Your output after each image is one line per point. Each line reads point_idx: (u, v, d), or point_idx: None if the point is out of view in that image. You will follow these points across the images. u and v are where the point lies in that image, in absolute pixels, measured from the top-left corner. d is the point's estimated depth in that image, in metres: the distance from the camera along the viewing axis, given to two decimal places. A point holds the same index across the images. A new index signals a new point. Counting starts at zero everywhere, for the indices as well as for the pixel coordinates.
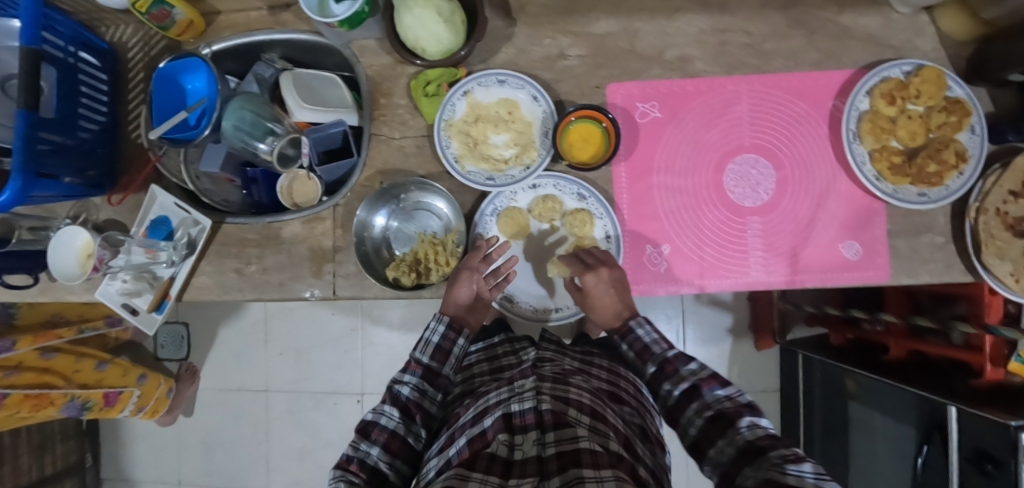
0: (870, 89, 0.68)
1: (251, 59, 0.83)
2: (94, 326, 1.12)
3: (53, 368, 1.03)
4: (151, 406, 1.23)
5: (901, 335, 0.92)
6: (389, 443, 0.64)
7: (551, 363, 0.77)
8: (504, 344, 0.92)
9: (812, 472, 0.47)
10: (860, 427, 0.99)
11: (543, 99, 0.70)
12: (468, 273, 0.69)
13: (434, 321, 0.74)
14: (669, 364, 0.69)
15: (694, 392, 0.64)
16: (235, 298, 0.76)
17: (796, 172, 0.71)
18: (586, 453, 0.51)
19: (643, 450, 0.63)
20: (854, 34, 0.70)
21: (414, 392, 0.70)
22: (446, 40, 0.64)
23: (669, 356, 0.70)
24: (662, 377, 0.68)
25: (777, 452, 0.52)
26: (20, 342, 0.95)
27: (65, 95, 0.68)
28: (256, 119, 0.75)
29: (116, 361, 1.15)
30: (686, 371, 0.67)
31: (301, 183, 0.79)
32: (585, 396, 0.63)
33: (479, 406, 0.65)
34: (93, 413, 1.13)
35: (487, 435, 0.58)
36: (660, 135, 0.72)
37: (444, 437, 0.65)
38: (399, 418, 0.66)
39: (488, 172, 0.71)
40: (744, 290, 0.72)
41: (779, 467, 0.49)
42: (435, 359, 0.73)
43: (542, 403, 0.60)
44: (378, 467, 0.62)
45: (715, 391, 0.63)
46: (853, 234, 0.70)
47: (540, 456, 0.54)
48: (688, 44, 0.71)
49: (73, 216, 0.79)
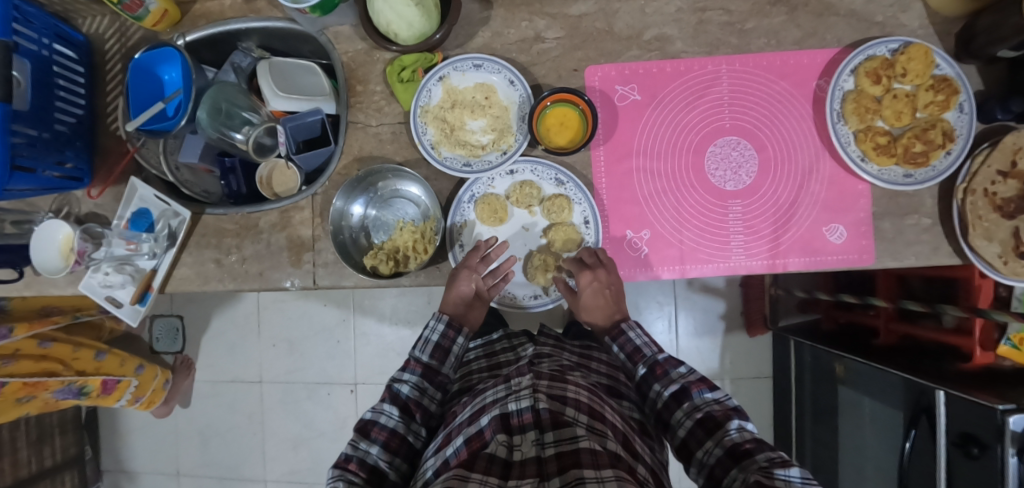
0: (855, 68, 0.67)
1: (229, 48, 0.83)
2: (90, 313, 1.08)
3: (51, 355, 1.03)
4: (148, 396, 1.24)
5: (890, 319, 0.94)
6: (389, 442, 0.63)
7: (549, 360, 0.77)
8: (501, 340, 0.92)
9: (799, 476, 0.49)
10: (849, 411, 0.98)
11: (519, 83, 0.69)
12: (468, 273, 0.69)
13: (433, 320, 0.75)
14: (658, 367, 0.69)
15: (682, 394, 0.65)
16: (215, 288, 0.76)
17: (777, 153, 0.70)
18: (586, 453, 0.51)
19: (642, 447, 0.64)
20: (837, 11, 0.69)
21: (414, 391, 0.70)
22: (418, 24, 0.63)
23: (658, 359, 0.70)
24: (651, 378, 0.69)
25: (763, 455, 0.53)
26: (17, 329, 0.94)
27: (40, 88, 0.68)
28: (231, 109, 0.77)
29: (112, 351, 1.16)
30: (674, 373, 0.68)
31: (280, 172, 0.79)
32: (582, 394, 0.64)
33: (477, 404, 0.65)
34: (91, 399, 1.13)
35: (485, 434, 0.57)
36: (639, 117, 0.71)
37: (442, 437, 0.64)
38: (399, 417, 0.66)
39: (465, 158, 0.70)
40: (725, 275, 0.71)
41: (766, 470, 0.50)
42: (435, 358, 0.73)
43: (540, 401, 0.59)
44: (378, 465, 0.61)
45: (703, 394, 0.64)
46: (837, 217, 0.69)
47: (540, 456, 0.54)
48: (666, 24, 0.70)
49: (56, 210, 0.79)
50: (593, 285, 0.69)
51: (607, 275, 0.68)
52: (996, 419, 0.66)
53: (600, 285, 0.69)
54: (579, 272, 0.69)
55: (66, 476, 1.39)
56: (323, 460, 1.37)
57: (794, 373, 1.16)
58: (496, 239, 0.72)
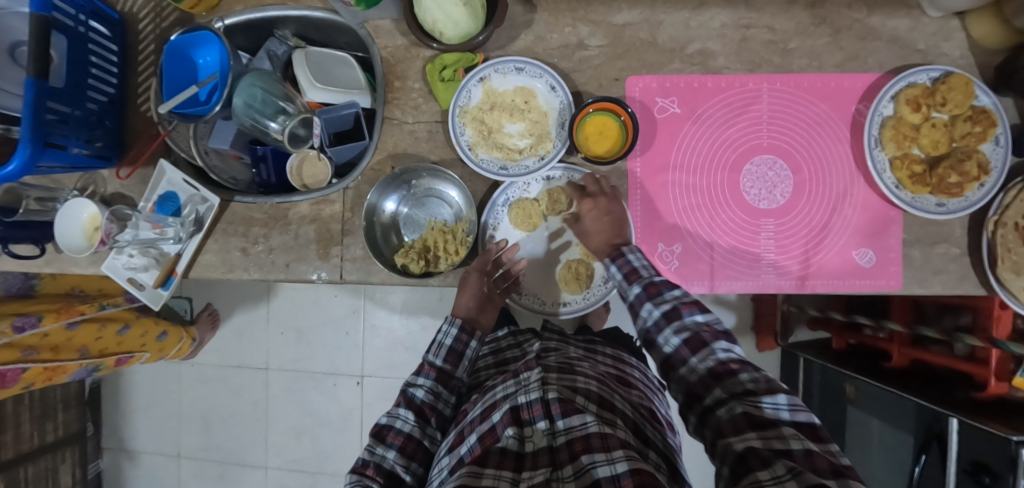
0: (895, 94, 0.67)
1: (264, 35, 0.82)
2: (115, 302, 1.05)
3: (76, 339, 0.98)
4: (170, 355, 1.22)
5: (904, 343, 0.93)
6: (406, 447, 0.61)
7: (556, 353, 0.77)
8: (507, 337, 0.91)
9: (785, 404, 0.48)
10: (857, 429, 1.00)
11: (561, 88, 0.68)
12: (478, 276, 0.70)
13: (447, 323, 0.72)
14: (653, 287, 0.61)
15: (674, 314, 0.60)
16: (239, 277, 0.76)
17: (812, 175, 0.70)
18: (596, 438, 0.50)
19: (653, 434, 0.63)
20: (880, 36, 0.69)
21: (429, 395, 0.67)
22: (464, 24, 0.62)
23: (654, 279, 0.62)
24: (644, 298, 0.61)
25: (748, 376, 0.51)
26: (45, 318, 0.92)
27: (75, 65, 0.66)
28: (266, 97, 0.74)
29: (135, 322, 1.09)
30: (667, 293, 0.61)
31: (310, 164, 0.78)
32: (592, 384, 0.65)
33: (487, 402, 0.65)
34: (103, 373, 1.10)
35: (497, 430, 0.57)
36: (678, 131, 0.71)
37: (454, 435, 0.63)
38: (414, 422, 0.63)
39: (501, 161, 0.70)
40: (753, 293, 0.71)
41: (753, 399, 0.48)
42: (449, 361, 0.70)
43: (549, 392, 0.60)
44: (395, 470, 0.59)
45: (694, 316, 0.59)
46: (867, 242, 0.70)
47: (551, 446, 0.54)
48: (709, 39, 0.70)
49: (81, 188, 0.79)
50: (594, 212, 0.67)
51: (609, 203, 0.67)
52: (1009, 451, 0.67)
53: (602, 212, 0.67)
54: (582, 199, 0.68)
55: (66, 451, 1.39)
56: (327, 449, 1.37)
57: (801, 387, 1.16)
58: (507, 241, 0.73)
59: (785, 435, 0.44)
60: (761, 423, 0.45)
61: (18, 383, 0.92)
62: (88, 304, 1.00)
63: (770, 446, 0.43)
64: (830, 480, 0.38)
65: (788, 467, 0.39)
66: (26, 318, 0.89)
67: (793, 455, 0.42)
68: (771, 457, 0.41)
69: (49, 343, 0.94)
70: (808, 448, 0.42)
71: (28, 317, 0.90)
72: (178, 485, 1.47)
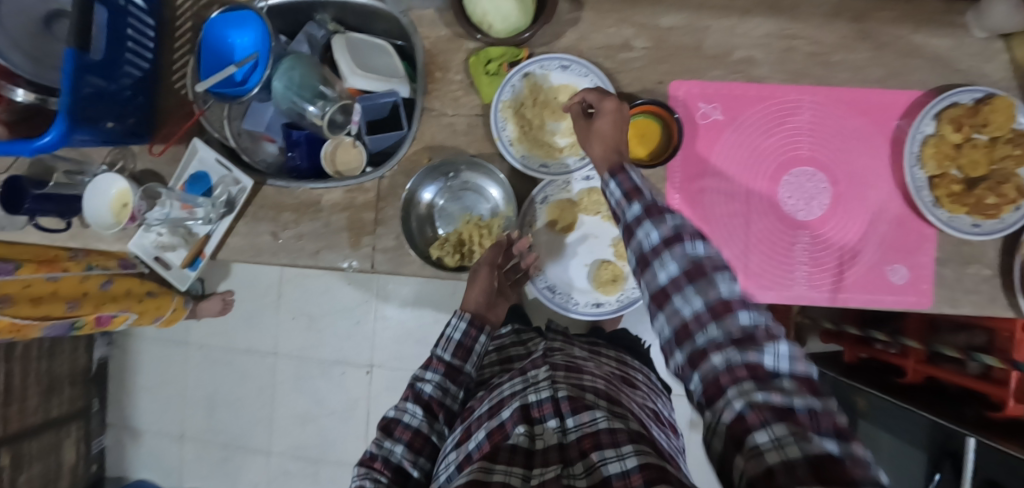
0: (938, 113, 0.66)
1: (302, 19, 0.81)
2: (104, 265, 1.04)
3: (62, 291, 1.00)
4: (167, 314, 1.17)
5: (919, 360, 0.91)
6: (414, 441, 0.57)
7: (562, 352, 0.74)
8: (511, 335, 0.88)
9: (787, 355, 0.40)
10: (866, 444, 1.00)
11: (606, 89, 0.68)
12: (488, 270, 0.69)
13: (455, 317, 0.66)
14: (655, 208, 0.47)
15: (674, 240, 0.45)
16: (267, 261, 0.75)
17: (850, 189, 0.70)
18: (606, 432, 0.48)
19: (659, 433, 0.61)
20: (922, 54, 0.68)
21: (436, 390, 0.62)
22: (514, 19, 0.62)
23: (658, 200, 0.48)
24: (644, 218, 0.47)
25: (749, 319, 0.42)
26: (23, 268, 0.93)
27: (114, 39, 0.65)
28: (305, 80, 0.72)
29: (121, 278, 1.08)
30: (675, 217, 0.46)
31: (344, 150, 0.76)
32: (599, 382, 0.63)
33: (494, 399, 0.62)
34: (83, 332, 1.06)
35: (506, 427, 0.54)
36: (718, 138, 0.71)
37: (460, 431, 0.59)
38: (423, 416, 0.59)
39: (542, 159, 0.69)
40: (786, 304, 0.71)
41: (756, 347, 0.40)
42: (457, 357, 0.65)
43: (560, 391, 0.56)
44: (402, 465, 0.55)
45: (697, 245, 0.44)
46: (900, 258, 0.70)
47: (562, 443, 0.51)
48: (753, 47, 0.70)
49: (110, 163, 0.78)
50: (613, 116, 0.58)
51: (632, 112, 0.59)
52: None
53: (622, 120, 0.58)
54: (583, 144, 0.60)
55: (70, 428, 1.39)
56: (331, 438, 1.37)
57: None
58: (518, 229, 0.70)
59: (785, 387, 0.38)
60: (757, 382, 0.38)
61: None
62: (75, 264, 1.01)
63: (772, 406, 0.37)
64: (837, 449, 0.34)
65: (788, 428, 0.35)
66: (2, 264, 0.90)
67: (797, 415, 0.36)
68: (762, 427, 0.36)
69: (30, 294, 0.96)
70: (813, 407, 0.36)
71: (6, 264, 0.91)
72: (180, 466, 1.47)
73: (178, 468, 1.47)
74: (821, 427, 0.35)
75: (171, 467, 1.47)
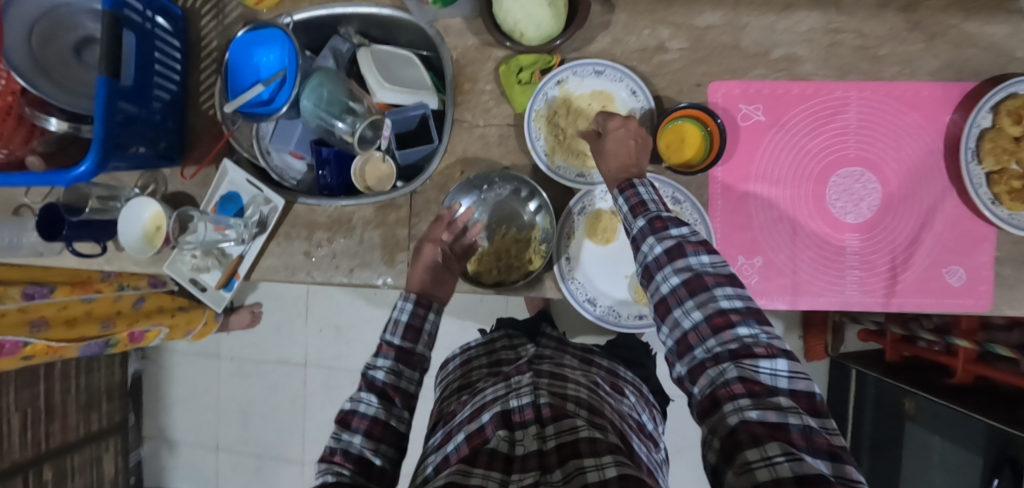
0: (993, 105, 0.61)
1: (326, 33, 0.80)
2: (135, 284, 1.06)
3: (95, 311, 1.01)
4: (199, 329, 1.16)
5: (968, 359, 0.89)
6: (372, 430, 0.51)
7: (550, 360, 0.68)
8: (502, 338, 0.84)
9: (784, 372, 0.41)
10: (915, 448, 0.97)
11: (643, 94, 0.66)
12: (432, 246, 0.66)
13: (400, 298, 0.61)
14: (658, 221, 0.52)
15: (675, 251, 0.49)
16: (302, 280, 0.75)
17: (902, 189, 0.67)
18: (586, 443, 0.44)
19: (640, 445, 0.56)
20: (978, 43, 0.64)
21: (389, 376, 0.56)
22: (547, 26, 0.60)
23: (661, 214, 0.53)
24: (647, 231, 0.52)
25: (748, 332, 0.44)
26: (58, 290, 0.96)
27: (142, 64, 0.65)
28: (334, 97, 0.71)
29: (152, 295, 1.11)
30: (694, 258, 0.48)
31: (374, 165, 0.75)
32: (583, 392, 0.57)
33: (477, 402, 0.56)
34: (117, 350, 1.07)
35: (486, 431, 0.51)
36: (761, 141, 0.68)
37: (442, 433, 0.57)
38: (379, 404, 0.54)
39: (578, 169, 0.68)
40: (837, 310, 0.69)
41: (750, 364, 0.41)
42: (406, 339, 0.59)
43: (541, 397, 0.53)
44: (363, 455, 0.50)
45: (699, 256, 0.48)
46: (956, 259, 0.66)
47: (541, 449, 0.47)
48: (796, 43, 0.67)
49: (142, 186, 0.79)
50: (621, 132, 0.60)
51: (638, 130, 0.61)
52: None
53: (629, 136, 0.60)
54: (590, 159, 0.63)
55: (109, 441, 1.43)
56: None
57: (851, 402, 1.12)
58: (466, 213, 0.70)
59: (784, 409, 0.38)
60: (756, 394, 0.39)
61: (18, 356, 0.91)
62: (107, 284, 1.02)
63: (767, 422, 0.37)
64: (823, 466, 0.35)
65: (784, 448, 0.34)
66: (37, 286, 0.93)
67: (790, 431, 0.36)
68: (765, 439, 0.35)
69: (65, 315, 0.97)
70: (807, 425, 0.37)
71: (40, 287, 0.94)
72: (215, 477, 1.49)
73: (213, 479, 1.49)
74: (812, 445, 0.36)
75: (207, 477, 1.50)
